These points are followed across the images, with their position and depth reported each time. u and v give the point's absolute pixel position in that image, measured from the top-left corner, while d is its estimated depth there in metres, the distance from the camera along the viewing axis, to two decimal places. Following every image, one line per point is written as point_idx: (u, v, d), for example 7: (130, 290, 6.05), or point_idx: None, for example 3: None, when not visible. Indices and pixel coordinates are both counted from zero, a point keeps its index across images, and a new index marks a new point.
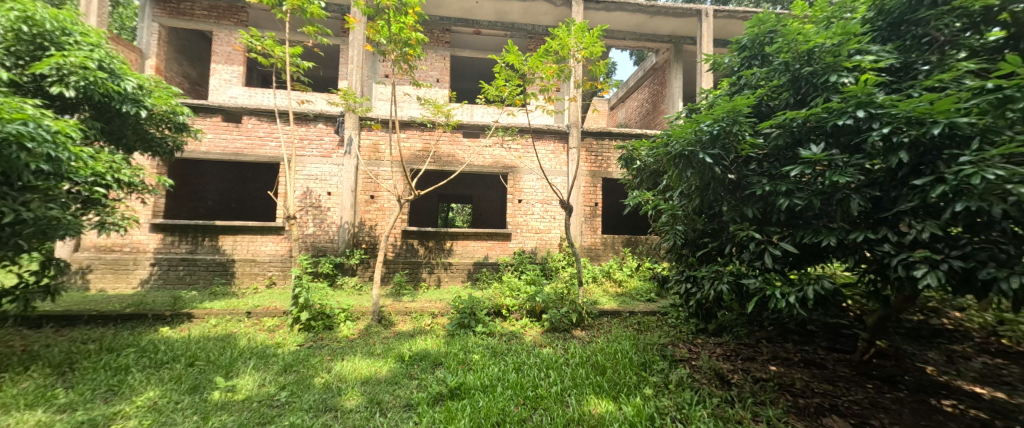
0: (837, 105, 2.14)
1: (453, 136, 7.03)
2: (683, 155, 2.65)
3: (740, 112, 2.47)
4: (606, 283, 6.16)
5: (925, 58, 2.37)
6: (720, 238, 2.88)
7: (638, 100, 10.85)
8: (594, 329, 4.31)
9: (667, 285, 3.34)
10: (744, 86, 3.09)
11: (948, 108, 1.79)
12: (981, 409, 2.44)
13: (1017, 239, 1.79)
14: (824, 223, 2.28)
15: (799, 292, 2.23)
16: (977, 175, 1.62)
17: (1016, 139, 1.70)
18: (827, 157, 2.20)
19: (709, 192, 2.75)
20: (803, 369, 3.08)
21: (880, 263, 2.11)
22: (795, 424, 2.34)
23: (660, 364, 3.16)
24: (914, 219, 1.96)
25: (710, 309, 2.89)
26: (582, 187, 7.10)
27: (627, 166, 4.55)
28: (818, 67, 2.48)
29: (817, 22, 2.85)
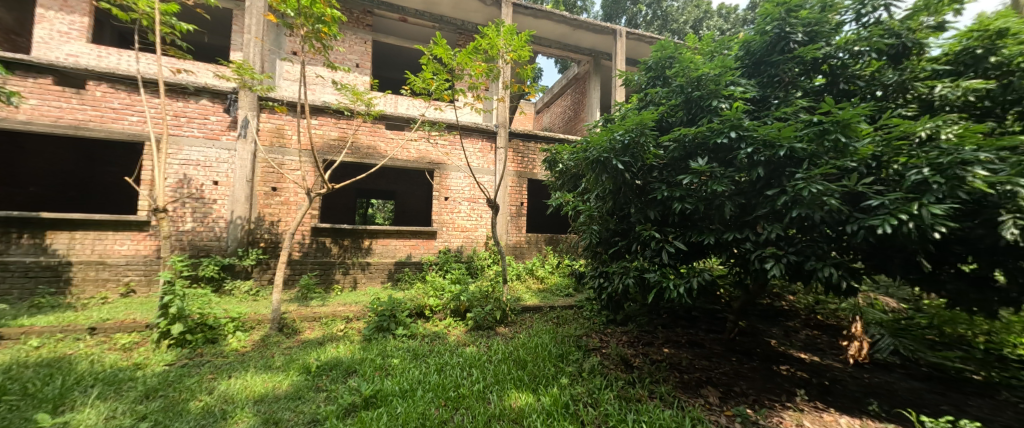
0: (718, 125, 2.56)
1: (373, 127, 6.56)
2: (600, 160, 2.89)
3: (646, 125, 2.78)
4: (529, 280, 6.40)
5: (776, 94, 3.00)
6: (628, 236, 3.23)
7: (561, 106, 11.51)
8: (517, 325, 4.45)
9: (583, 281, 3.61)
10: (650, 102, 3.49)
11: (790, 135, 2.28)
12: (804, 370, 3.16)
13: (829, 238, 2.37)
14: (706, 224, 2.71)
15: (687, 283, 2.61)
16: (806, 188, 2.11)
17: (829, 162, 2.25)
18: (710, 169, 2.62)
19: (620, 196, 3.05)
20: (688, 349, 3.62)
21: (743, 258, 2.60)
22: (681, 397, 2.75)
23: (575, 355, 3.40)
24: (767, 222, 2.46)
25: (619, 301, 3.22)
26: (508, 187, 7.26)
27: (551, 168, 4.79)
28: (704, 92, 2.92)
29: (704, 54, 3.37)
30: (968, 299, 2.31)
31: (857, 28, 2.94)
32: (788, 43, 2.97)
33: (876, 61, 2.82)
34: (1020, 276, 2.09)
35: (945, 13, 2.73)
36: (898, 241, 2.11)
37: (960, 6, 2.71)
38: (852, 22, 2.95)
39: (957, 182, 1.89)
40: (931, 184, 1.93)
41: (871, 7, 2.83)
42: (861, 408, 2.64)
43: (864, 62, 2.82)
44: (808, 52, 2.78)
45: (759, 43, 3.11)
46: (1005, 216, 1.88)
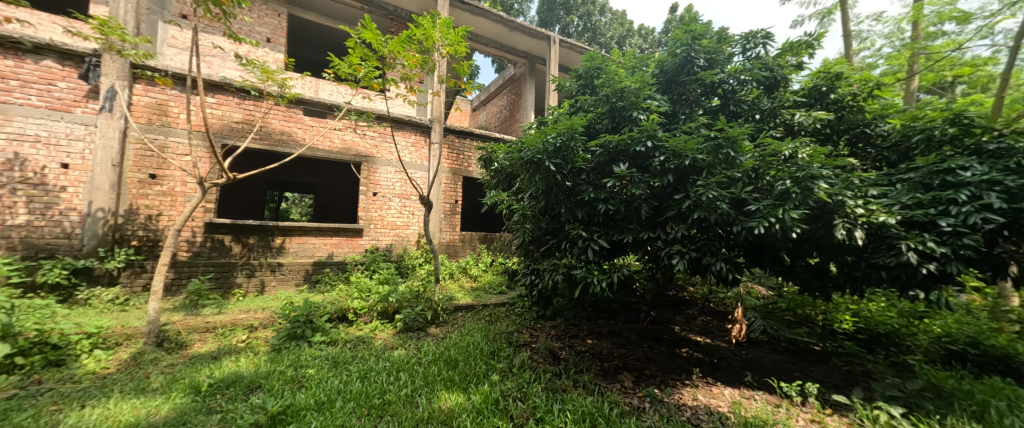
0: (637, 135, 2.82)
1: (286, 111, 5.86)
2: (533, 161, 2.98)
3: (576, 130, 2.95)
4: (462, 279, 6.33)
5: (683, 110, 3.41)
6: (558, 235, 3.39)
7: (497, 106, 11.61)
8: (449, 324, 4.37)
9: (516, 278, 3.70)
10: (579, 108, 3.71)
11: (694, 147, 2.62)
12: (699, 351, 3.67)
13: (720, 237, 2.77)
14: (626, 224, 2.97)
15: (609, 278, 2.84)
16: (704, 194, 2.44)
17: (722, 173, 2.63)
18: (630, 174, 2.87)
19: (551, 196, 3.19)
20: (608, 338, 3.94)
21: (655, 254, 2.92)
22: (601, 384, 2.97)
23: (506, 351, 3.47)
24: (674, 223, 2.79)
25: (548, 297, 3.37)
26: (442, 184, 7.09)
27: (486, 166, 4.81)
28: (627, 103, 3.20)
29: (626, 68, 3.69)
30: (813, 286, 2.91)
31: (744, 59, 3.49)
32: (693, 66, 3.40)
33: (756, 89, 3.38)
34: (846, 267, 2.69)
35: (803, 55, 3.40)
36: (768, 239, 2.56)
37: (812, 51, 3.39)
38: (740, 55, 3.49)
39: (809, 192, 2.36)
40: (792, 193, 2.38)
41: (753, 44, 3.38)
42: (740, 379, 3.15)
43: (748, 89, 3.33)
44: (707, 76, 3.23)
45: (671, 64, 3.51)
46: (837, 219, 2.40)
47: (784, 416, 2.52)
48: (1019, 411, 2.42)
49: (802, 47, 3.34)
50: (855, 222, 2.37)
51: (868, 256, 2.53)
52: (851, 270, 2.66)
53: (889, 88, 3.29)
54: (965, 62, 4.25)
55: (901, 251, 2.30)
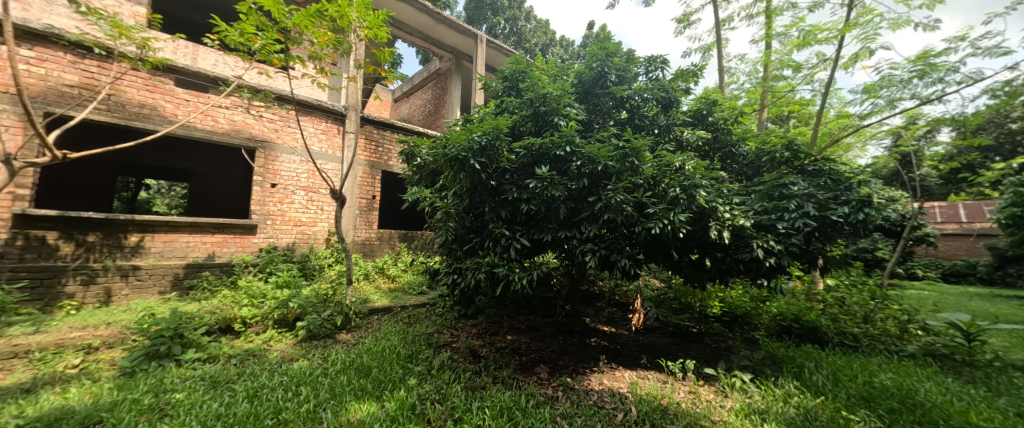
0: (557, 140, 2.99)
1: (150, 79, 4.75)
2: (458, 158, 2.94)
3: (502, 130, 3.00)
4: (379, 280, 5.91)
5: (598, 120, 3.72)
6: (481, 234, 3.42)
7: (420, 99, 11.15)
8: (363, 329, 4.05)
9: (437, 277, 3.61)
10: (505, 110, 3.79)
11: (605, 154, 2.87)
12: (605, 340, 4.06)
13: (626, 237, 3.09)
14: (546, 223, 3.13)
15: (529, 276, 2.95)
16: (613, 198, 2.71)
17: (628, 179, 2.94)
18: (550, 176, 3.02)
19: (476, 194, 3.18)
20: (527, 333, 4.11)
21: (571, 252, 3.13)
22: (519, 378, 3.07)
23: (425, 353, 3.36)
24: (588, 223, 3.02)
25: (470, 296, 3.37)
26: (357, 178, 6.52)
27: (408, 161, 4.60)
28: (548, 108, 3.38)
29: (549, 75, 3.88)
30: (694, 278, 3.45)
31: (647, 79, 3.95)
32: (606, 80, 3.74)
33: (655, 106, 3.87)
34: (717, 261, 3.25)
35: (690, 82, 4.00)
36: (663, 239, 2.95)
37: (697, 79, 4.01)
38: (643, 75, 3.95)
39: (693, 199, 2.79)
40: (680, 199, 2.78)
41: (654, 67, 3.86)
42: (637, 362, 3.57)
43: (650, 107, 3.79)
44: (617, 91, 3.59)
45: (588, 76, 3.81)
46: (711, 222, 2.87)
47: (670, 390, 2.94)
48: (821, 368, 3.23)
49: (690, 75, 3.93)
50: (724, 225, 2.87)
51: (732, 253, 3.09)
52: (721, 264, 3.23)
53: (750, 116, 4.07)
54: (796, 101, 5.49)
55: (754, 248, 2.86)
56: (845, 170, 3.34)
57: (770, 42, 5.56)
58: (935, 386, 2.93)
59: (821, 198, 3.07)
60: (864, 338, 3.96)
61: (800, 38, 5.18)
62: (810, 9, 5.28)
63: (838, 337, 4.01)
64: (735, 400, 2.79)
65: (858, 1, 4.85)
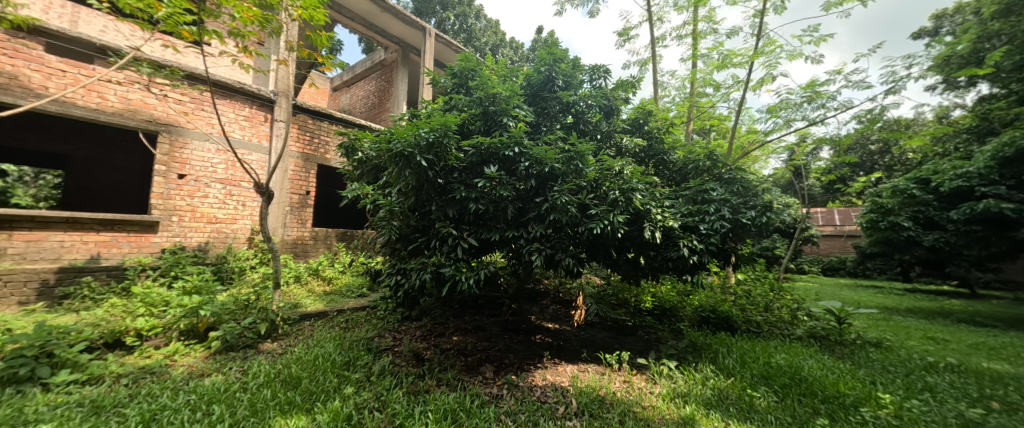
0: (506, 140, 3.01)
1: (8, 41, 3.87)
2: (403, 154, 2.83)
3: (450, 128, 2.94)
4: (312, 282, 5.45)
5: (546, 123, 3.83)
6: (428, 233, 3.33)
7: (362, 90, 10.51)
8: (293, 337, 3.71)
9: (378, 279, 3.44)
10: (453, 107, 3.74)
11: (552, 156, 2.96)
12: (549, 336, 4.18)
13: (571, 236, 3.21)
14: (494, 223, 3.14)
15: (476, 275, 2.93)
16: (559, 199, 2.80)
17: (573, 181, 3.07)
18: (499, 176, 3.03)
19: (422, 192, 3.09)
20: (473, 334, 4.09)
21: (518, 252, 3.17)
22: (464, 379, 3.04)
23: (365, 359, 3.17)
24: (535, 223, 3.09)
25: (414, 297, 3.26)
26: (287, 171, 5.93)
27: (348, 155, 4.31)
28: (498, 108, 3.39)
29: (498, 76, 3.90)
30: (631, 275, 3.70)
31: (591, 87, 4.15)
32: (553, 85, 3.87)
33: (598, 113, 4.08)
34: (650, 259, 3.52)
35: (630, 93, 4.28)
36: (603, 239, 3.12)
37: (635, 90, 4.31)
38: (588, 82, 4.14)
39: (631, 201, 3.00)
40: (619, 201, 2.97)
41: (597, 76, 4.07)
42: (578, 356, 3.74)
43: (593, 113, 3.98)
44: (564, 96, 3.73)
45: (536, 79, 3.90)
46: (646, 223, 3.11)
47: (607, 381, 3.12)
48: (732, 353, 3.67)
49: (629, 86, 4.21)
50: (657, 225, 3.12)
51: (663, 252, 3.38)
52: (654, 262, 3.51)
53: (679, 127, 4.48)
54: (716, 116, 6.17)
55: (681, 247, 3.16)
56: (754, 179, 3.83)
57: (696, 62, 6.18)
58: (816, 362, 3.49)
59: (735, 203, 3.49)
60: (766, 324, 4.59)
61: (720, 60, 5.83)
62: (728, 35, 5.98)
63: (746, 324, 4.60)
64: (663, 386, 3.05)
65: (764, 33, 5.59)
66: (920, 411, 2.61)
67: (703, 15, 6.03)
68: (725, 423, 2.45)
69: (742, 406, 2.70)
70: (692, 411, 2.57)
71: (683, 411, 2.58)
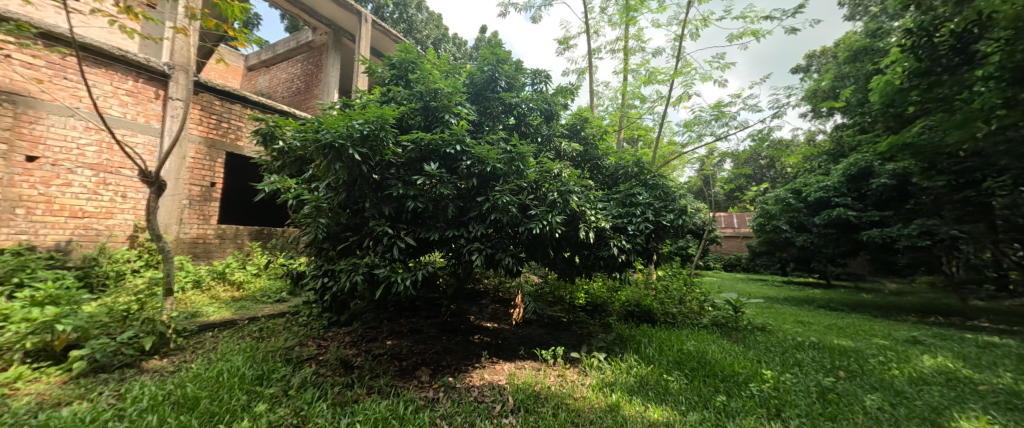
0: (447, 137, 2.94)
1: None
2: (333, 146, 2.61)
3: (387, 121, 2.79)
4: (217, 287, 4.75)
5: (488, 123, 3.82)
6: (360, 232, 3.12)
7: (285, 73, 9.48)
8: (189, 352, 3.18)
9: (301, 282, 3.12)
10: (391, 99, 3.55)
11: (494, 156, 2.96)
12: (487, 335, 4.19)
13: (511, 236, 3.25)
14: (434, 222, 3.07)
15: (413, 276, 2.81)
16: (500, 198, 2.82)
17: (514, 182, 3.11)
18: (439, 174, 2.95)
19: (355, 188, 2.90)
20: (408, 337, 3.94)
21: (457, 251, 3.12)
22: (398, 385, 2.89)
23: (282, 371, 2.85)
24: (476, 222, 3.07)
25: (343, 301, 3.02)
26: (187, 158, 5.08)
27: (266, 144, 3.86)
28: (439, 104, 3.31)
29: (440, 71, 3.80)
30: (566, 273, 3.87)
31: (532, 90, 4.25)
32: (496, 85, 3.89)
33: (539, 117, 4.19)
34: (584, 258, 3.71)
35: (568, 99, 4.47)
36: (542, 238, 3.21)
37: (573, 97, 4.52)
38: (530, 86, 4.23)
39: (568, 203, 3.14)
40: (557, 203, 3.09)
41: (539, 80, 4.19)
42: (516, 354, 3.81)
43: (534, 116, 4.08)
44: (505, 96, 3.77)
45: (479, 78, 3.89)
46: (581, 224, 3.27)
47: (543, 376, 3.23)
48: (652, 343, 4.05)
49: (568, 93, 4.41)
50: (591, 226, 3.30)
51: (595, 251, 3.59)
52: (586, 260, 3.70)
53: (611, 135, 4.81)
54: (643, 127, 6.76)
55: (612, 246, 3.40)
56: (673, 185, 4.27)
57: (626, 75, 6.71)
58: (717, 347, 4.02)
59: (657, 206, 3.85)
60: (680, 315, 5.16)
61: (646, 76, 6.41)
62: (654, 54, 6.59)
63: (664, 316, 5.11)
64: (593, 377, 3.24)
65: (683, 55, 6.28)
66: (792, 382, 3.16)
67: (633, 33, 6.57)
68: (645, 407, 2.69)
69: (659, 390, 2.99)
70: (618, 398, 2.77)
71: (610, 399, 2.77)
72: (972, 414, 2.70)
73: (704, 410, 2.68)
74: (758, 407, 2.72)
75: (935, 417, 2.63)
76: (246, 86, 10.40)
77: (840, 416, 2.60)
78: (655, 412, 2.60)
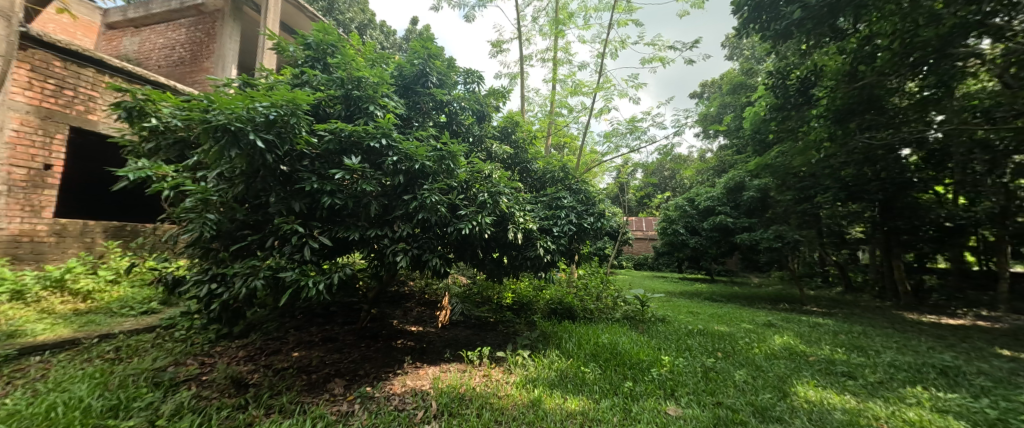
0: (371, 129, 2.74)
1: None
2: (229, 129, 2.25)
3: (300, 106, 2.49)
4: (50, 299, 3.70)
5: (417, 118, 3.67)
6: (263, 231, 2.73)
7: (162, 37, 7.83)
8: (1, 383, 2.42)
9: (179, 289, 2.60)
10: (305, 83, 3.19)
11: (423, 153, 2.84)
12: (411, 340, 4.01)
13: (439, 236, 3.15)
14: (353, 221, 2.84)
15: (328, 279, 2.54)
16: (428, 197, 2.71)
17: (444, 181, 3.03)
18: (361, 168, 2.74)
19: (257, 180, 2.56)
20: (318, 347, 3.58)
21: (380, 252, 2.93)
22: (305, 401, 2.59)
23: (148, 398, 2.33)
24: (401, 222, 2.92)
25: (238, 309, 2.60)
26: (6, 131, 3.87)
27: (133, 121, 3.14)
28: (363, 94, 3.07)
29: (365, 58, 3.53)
30: (494, 273, 3.90)
31: (464, 89, 4.20)
32: (426, 80, 3.75)
33: (471, 117, 4.16)
34: (512, 258, 3.77)
35: (500, 101, 4.52)
36: (471, 239, 3.17)
37: (505, 100, 4.59)
38: (462, 85, 4.18)
39: (497, 204, 3.15)
40: (487, 203, 3.09)
41: (471, 80, 4.16)
42: (441, 357, 3.71)
43: (466, 115, 4.04)
44: (436, 92, 3.65)
45: (409, 71, 3.73)
46: (510, 225, 3.32)
47: (468, 378, 3.20)
48: (572, 337, 4.32)
49: (500, 95, 4.46)
50: (520, 226, 3.37)
51: (522, 252, 3.68)
52: (514, 260, 3.77)
53: (540, 140, 4.99)
54: (568, 134, 7.18)
55: (538, 247, 3.52)
56: (594, 190, 4.62)
57: (555, 84, 7.05)
58: (627, 338, 4.46)
59: (580, 210, 4.12)
60: (596, 311, 5.59)
61: (573, 87, 6.82)
62: (579, 67, 7.04)
63: (583, 312, 5.49)
64: (517, 374, 3.32)
65: (604, 72, 6.84)
66: (685, 365, 3.65)
67: (561, 46, 6.93)
68: (563, 399, 2.85)
69: (576, 381, 3.20)
70: (540, 393, 2.88)
71: (532, 395, 2.87)
72: (805, 379, 3.46)
73: (614, 395, 2.94)
74: (657, 389, 3.09)
75: (781, 385, 3.29)
76: (104, 47, 8.32)
77: (718, 390, 3.08)
78: (573, 402, 2.77)
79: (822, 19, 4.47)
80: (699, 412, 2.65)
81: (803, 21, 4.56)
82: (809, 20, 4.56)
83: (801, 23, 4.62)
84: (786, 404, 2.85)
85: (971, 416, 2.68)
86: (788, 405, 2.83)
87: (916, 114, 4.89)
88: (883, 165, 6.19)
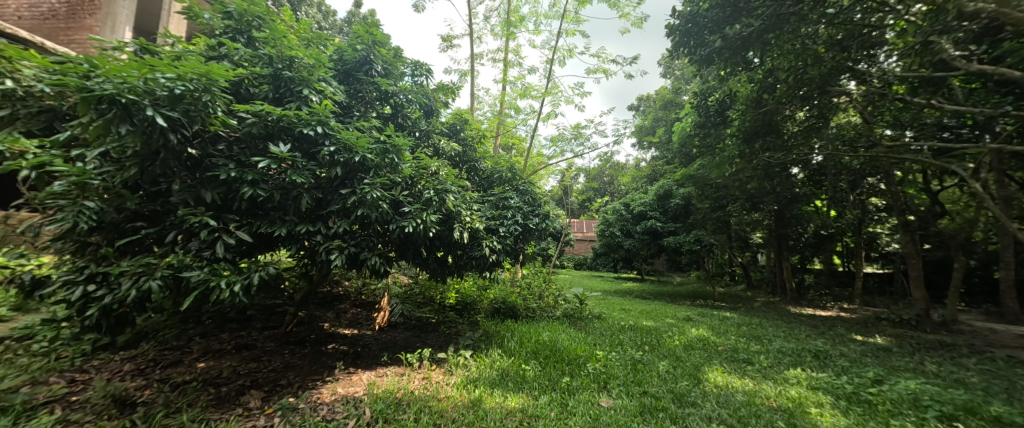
0: (305, 115, 2.50)
1: None
2: (119, 101, 1.89)
3: (215, 82, 2.18)
4: None
5: (359, 107, 3.41)
6: (162, 223, 2.35)
7: None
8: None
9: (40, 292, 2.11)
10: (224, 57, 2.79)
11: (364, 145, 2.65)
12: (344, 344, 3.74)
13: (379, 234, 2.96)
14: (279, 215, 2.56)
15: (245, 280, 2.25)
16: (369, 192, 2.55)
17: (388, 176, 2.86)
18: (291, 157, 2.48)
19: (156, 164, 2.20)
20: (231, 356, 3.17)
21: (311, 249, 2.68)
22: (213, 419, 2.27)
23: None
24: (337, 217, 2.70)
25: (125, 315, 2.17)
26: None
27: None
28: (296, 76, 2.77)
29: (299, 37, 3.19)
30: (437, 272, 3.79)
31: (411, 81, 4.03)
32: (370, 68, 3.51)
33: (418, 110, 4.01)
34: (457, 258, 3.67)
35: (449, 97, 4.42)
36: (414, 237, 3.03)
37: (454, 96, 4.49)
38: (409, 76, 4.01)
39: (443, 202, 3.06)
40: (433, 201, 2.99)
41: (419, 72, 4.01)
42: (376, 360, 3.51)
43: (412, 108, 3.87)
44: (381, 81, 3.44)
45: (351, 56, 3.46)
46: (456, 223, 3.25)
47: (406, 381, 3.07)
48: (515, 336, 4.37)
49: (448, 91, 4.37)
50: (466, 225, 3.31)
51: (468, 251, 3.61)
52: (458, 261, 3.68)
53: (489, 139, 4.97)
54: (516, 135, 7.25)
55: (483, 246, 3.50)
56: (540, 191, 4.77)
57: (505, 85, 7.10)
58: (566, 335, 4.65)
59: (526, 211, 4.23)
60: (539, 309, 5.74)
61: (522, 89, 6.92)
62: (529, 70, 7.18)
63: (525, 311, 5.59)
64: (458, 375, 3.27)
65: (553, 77, 7.06)
66: (618, 359, 3.90)
67: (512, 48, 7.00)
68: (504, 397, 2.87)
69: (517, 379, 3.24)
70: (480, 393, 2.87)
71: (473, 395, 2.84)
72: (715, 366, 3.91)
73: (553, 391, 3.04)
74: (591, 382, 3.25)
75: (696, 372, 3.68)
76: None
77: (644, 380, 3.35)
78: (513, 400, 2.79)
79: (736, 50, 5.00)
80: (628, 402, 2.84)
81: (723, 50, 5.04)
82: (727, 50, 5.05)
83: (721, 52, 5.10)
84: (699, 390, 3.19)
85: (835, 391, 3.24)
86: (701, 391, 3.17)
87: (803, 139, 5.81)
88: (778, 181, 7.25)
